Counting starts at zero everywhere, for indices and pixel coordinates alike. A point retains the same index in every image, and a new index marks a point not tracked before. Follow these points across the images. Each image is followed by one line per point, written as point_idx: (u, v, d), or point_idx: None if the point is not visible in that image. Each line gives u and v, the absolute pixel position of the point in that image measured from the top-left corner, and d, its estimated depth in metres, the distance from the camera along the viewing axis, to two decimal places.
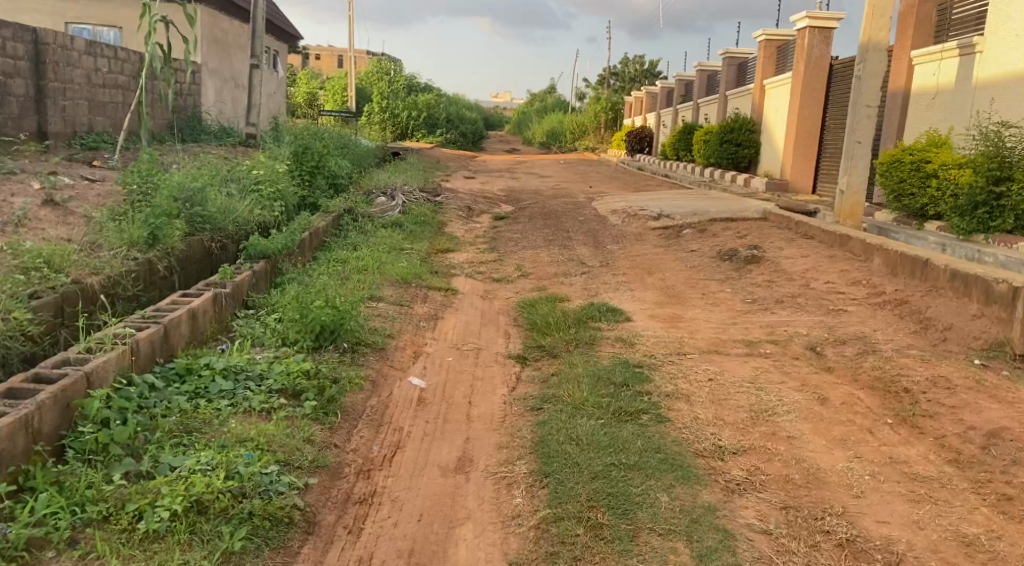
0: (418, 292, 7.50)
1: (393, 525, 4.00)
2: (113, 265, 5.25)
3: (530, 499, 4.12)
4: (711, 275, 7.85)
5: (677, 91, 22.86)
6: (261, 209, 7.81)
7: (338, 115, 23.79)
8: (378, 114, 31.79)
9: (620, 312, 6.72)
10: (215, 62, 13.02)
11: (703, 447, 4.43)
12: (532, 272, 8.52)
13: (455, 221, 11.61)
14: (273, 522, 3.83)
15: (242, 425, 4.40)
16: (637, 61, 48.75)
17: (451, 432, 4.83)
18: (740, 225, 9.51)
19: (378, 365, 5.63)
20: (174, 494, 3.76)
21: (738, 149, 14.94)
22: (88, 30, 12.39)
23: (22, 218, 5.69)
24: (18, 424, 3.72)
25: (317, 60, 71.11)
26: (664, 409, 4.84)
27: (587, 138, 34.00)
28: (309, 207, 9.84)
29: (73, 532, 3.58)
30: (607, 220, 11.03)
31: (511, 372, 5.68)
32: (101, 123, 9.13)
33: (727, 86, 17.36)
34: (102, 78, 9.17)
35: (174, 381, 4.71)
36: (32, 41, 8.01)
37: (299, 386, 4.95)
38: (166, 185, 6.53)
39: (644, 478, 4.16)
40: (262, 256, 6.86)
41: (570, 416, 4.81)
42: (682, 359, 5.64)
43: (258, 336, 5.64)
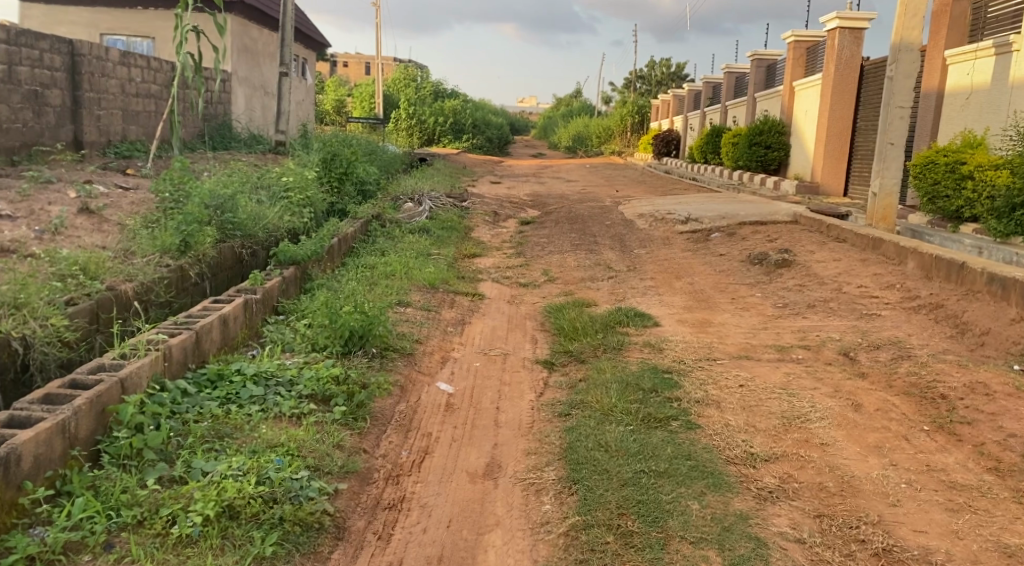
0: (446, 298, 7.51)
1: (422, 532, 4.00)
2: (146, 272, 5.31)
3: (559, 505, 4.11)
4: (740, 280, 7.80)
5: (705, 94, 22.77)
6: (291, 216, 7.87)
7: (365, 122, 23.92)
8: (406, 120, 31.96)
9: (648, 317, 6.69)
10: (245, 70, 13.16)
11: (734, 454, 4.40)
12: (559, 276, 8.50)
13: (482, 226, 11.63)
14: (304, 527, 3.85)
15: (273, 430, 4.44)
16: (664, 64, 48.59)
17: (480, 438, 4.83)
18: (769, 229, 9.45)
19: (406, 371, 5.65)
20: (206, 499, 3.79)
21: (767, 152, 14.84)
22: (122, 42, 12.57)
23: (59, 226, 5.78)
24: (55, 428, 3.76)
25: (345, 68, 71.69)
26: (694, 416, 4.80)
27: (614, 141, 33.90)
28: (338, 213, 9.90)
29: (108, 536, 3.61)
30: (634, 224, 11.00)
31: (539, 378, 5.67)
32: (134, 132, 9.26)
33: (755, 89, 17.27)
34: (136, 87, 9.30)
35: (206, 386, 4.75)
36: (68, 53, 8.13)
37: (328, 391, 4.98)
38: (198, 192, 6.60)
39: (674, 485, 4.13)
40: (292, 262, 6.89)
41: (599, 422, 4.79)
42: (713, 364, 5.60)
43: (288, 342, 5.67)
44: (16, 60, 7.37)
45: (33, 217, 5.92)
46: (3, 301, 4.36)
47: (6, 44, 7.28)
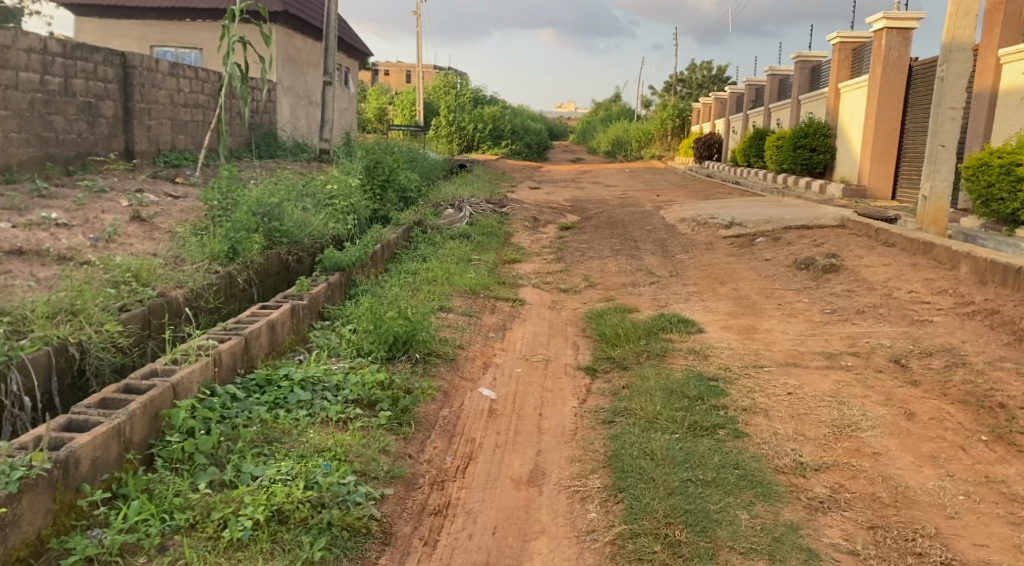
0: (487, 303, 7.54)
1: (467, 538, 4.02)
2: (195, 279, 5.39)
3: (605, 513, 4.10)
4: (786, 285, 7.72)
5: (747, 97, 22.59)
6: (335, 223, 7.95)
7: (407, 129, 24.08)
8: (446, 127, 32.16)
9: (692, 323, 6.64)
10: (290, 80, 13.34)
11: (783, 463, 4.35)
12: (601, 282, 8.48)
13: (522, 232, 11.64)
14: (351, 533, 3.88)
15: (320, 435, 4.48)
16: (704, 67, 48.28)
17: (524, 444, 4.83)
18: (815, 233, 9.34)
19: (449, 376, 5.67)
20: (256, 503, 3.84)
21: (812, 155, 14.67)
22: (171, 53, 12.83)
23: (112, 234, 5.90)
24: (112, 432, 3.82)
25: (386, 76, 72.34)
26: (741, 424, 4.76)
27: (654, 145, 33.73)
28: (381, 219, 9.99)
29: (163, 539, 3.66)
30: (676, 229, 10.94)
31: (582, 384, 5.65)
32: (182, 142, 9.44)
33: (799, 91, 17.09)
34: (184, 98, 9.47)
35: (255, 392, 4.82)
36: (120, 65, 8.30)
37: (374, 396, 5.02)
38: (246, 200, 6.69)
39: (722, 495, 4.10)
40: (337, 268, 6.95)
41: (644, 429, 4.77)
42: (759, 371, 5.55)
43: (334, 348, 5.72)
44: (72, 73, 7.54)
45: (87, 225, 6.05)
46: (61, 306, 4.44)
47: (63, 57, 7.45)
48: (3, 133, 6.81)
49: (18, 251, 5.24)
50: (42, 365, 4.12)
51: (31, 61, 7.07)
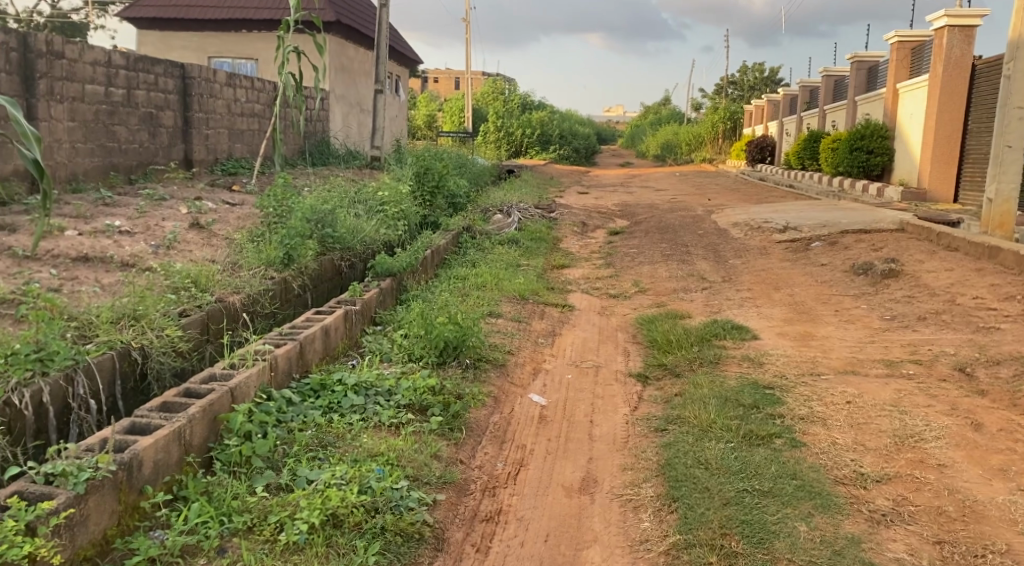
0: (537, 308, 7.53)
1: (520, 545, 4.01)
2: (252, 285, 5.48)
3: (659, 523, 4.06)
4: (844, 291, 7.59)
5: (800, 98, 22.32)
6: (387, 229, 8.01)
7: (456, 136, 24.20)
8: (494, 132, 32.25)
9: (746, 330, 6.55)
10: (342, 88, 13.50)
11: (843, 474, 4.27)
12: (651, 287, 8.42)
13: (570, 237, 11.64)
14: (404, 538, 3.89)
15: (373, 440, 4.52)
16: (755, 69, 47.76)
17: (575, 451, 4.81)
18: (873, 237, 9.17)
19: (500, 382, 5.68)
20: (311, 506, 3.86)
21: (869, 156, 14.42)
22: (228, 64, 13.08)
23: (172, 241, 6.02)
24: (172, 435, 3.88)
25: (434, 83, 72.89)
26: (799, 433, 4.69)
27: (705, 148, 33.41)
28: (431, 225, 10.05)
29: (221, 541, 3.69)
30: (728, 234, 10.82)
31: (633, 391, 5.61)
32: (239, 150, 9.63)
33: (855, 92, 16.83)
34: (241, 107, 9.65)
35: (309, 396, 4.87)
36: (180, 76, 8.47)
37: (425, 401, 5.05)
38: (300, 207, 6.78)
39: (780, 505, 4.03)
40: (389, 274, 7.00)
41: (698, 438, 4.72)
42: (816, 380, 5.46)
43: (386, 352, 5.76)
44: (135, 84, 7.72)
45: (148, 232, 6.19)
46: (124, 312, 4.54)
47: (126, 69, 7.63)
48: (70, 144, 6.98)
49: (84, 257, 5.36)
50: (107, 369, 4.20)
51: (96, 74, 7.24)
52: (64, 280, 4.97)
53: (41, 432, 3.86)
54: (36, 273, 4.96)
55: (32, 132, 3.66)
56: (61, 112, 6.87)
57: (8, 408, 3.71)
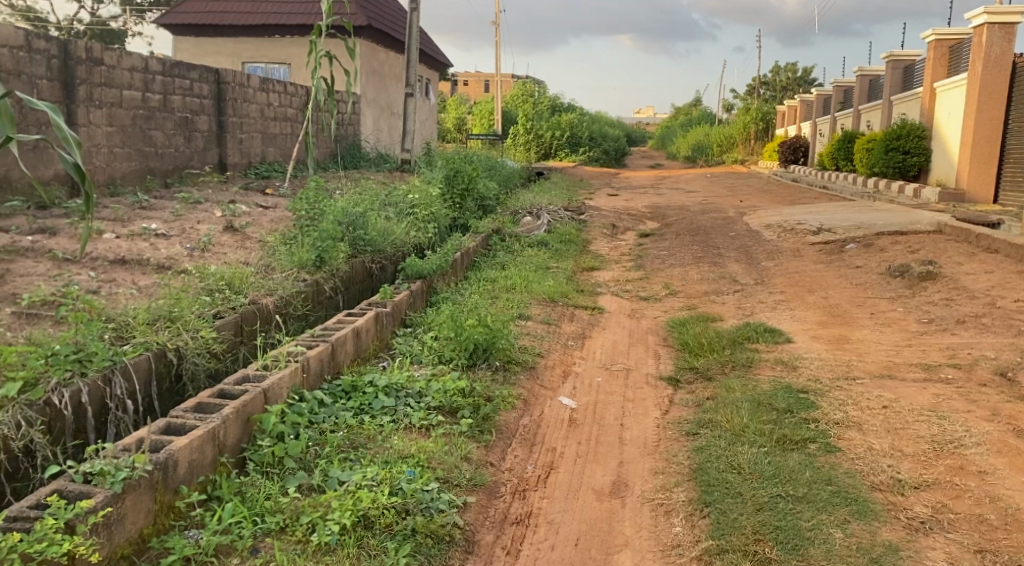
0: (566, 311, 7.52)
1: (550, 548, 4.00)
2: (285, 287, 5.52)
3: (691, 528, 4.03)
4: (880, 293, 7.50)
5: (834, 98, 22.11)
6: (417, 231, 8.04)
7: (486, 139, 24.28)
8: (524, 135, 32.14)
9: (780, 333, 6.49)
10: (373, 91, 13.58)
11: (880, 480, 4.22)
12: (682, 290, 8.37)
13: (600, 239, 11.61)
14: (435, 539, 3.88)
15: (404, 441, 4.53)
16: (789, 69, 47.42)
17: (605, 455, 4.79)
18: (909, 239, 9.06)
19: (529, 385, 5.67)
20: (343, 508, 3.87)
21: (905, 157, 14.24)
22: (262, 69, 13.19)
23: (207, 244, 6.09)
24: (207, 436, 3.91)
25: (464, 86, 73.13)
26: (834, 438, 4.63)
27: (737, 149, 33.10)
28: (460, 227, 10.06)
29: (254, 541, 3.71)
30: (760, 235, 10.73)
31: (664, 395, 5.58)
32: (272, 154, 9.73)
33: (891, 92, 16.65)
34: (274, 111, 9.75)
35: (340, 397, 4.90)
36: (214, 81, 8.57)
37: (455, 403, 5.06)
38: (332, 210, 6.82)
39: (815, 512, 3.98)
40: (418, 276, 7.02)
41: (730, 442, 4.67)
42: (852, 384, 5.39)
43: (416, 354, 5.78)
44: (170, 90, 7.82)
45: (184, 235, 6.26)
46: (160, 313, 4.59)
47: (162, 75, 7.73)
48: (108, 149, 7.07)
49: (122, 260, 5.43)
50: (143, 370, 4.24)
51: (134, 80, 7.33)
52: (102, 283, 5.03)
53: (80, 432, 3.90)
54: (76, 275, 5.03)
55: (72, 136, 3.69)
56: (99, 118, 6.97)
57: (49, 408, 3.76)
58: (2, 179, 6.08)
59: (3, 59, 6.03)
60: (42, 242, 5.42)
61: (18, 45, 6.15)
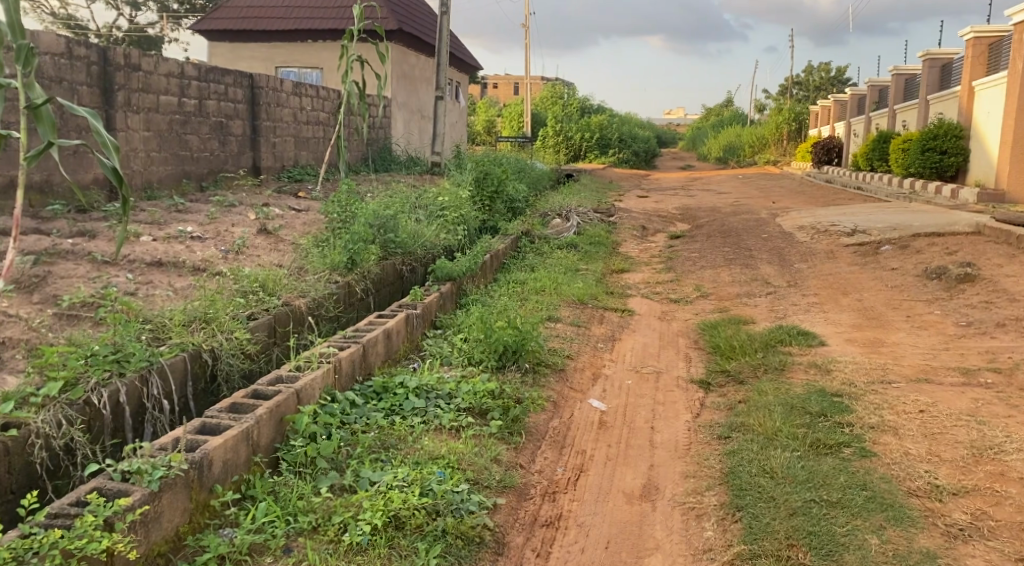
0: (596, 313, 7.50)
1: (580, 551, 3.99)
2: (318, 289, 5.56)
3: (722, 532, 4.00)
4: (917, 296, 7.40)
5: (869, 98, 21.87)
6: (446, 234, 8.06)
7: (515, 140, 24.39)
8: (553, 137, 32.57)
9: (814, 336, 6.42)
10: (404, 95, 13.64)
11: (917, 486, 4.16)
12: (713, 292, 8.32)
13: (630, 241, 11.56)
14: (465, 541, 3.89)
15: (434, 442, 4.55)
16: (822, 69, 46.98)
17: (635, 458, 4.77)
18: (947, 240, 8.93)
19: (559, 387, 5.66)
20: (374, 508, 3.89)
21: (943, 157, 14.07)
22: (294, 73, 13.29)
23: (241, 246, 6.15)
24: (241, 436, 3.95)
25: (494, 88, 73.37)
26: (869, 443, 4.57)
27: (769, 150, 32.92)
28: (489, 229, 10.07)
29: (287, 540, 3.73)
30: (793, 237, 10.63)
31: (695, 398, 5.55)
32: (304, 157, 9.82)
33: (927, 91, 16.44)
34: (306, 115, 9.83)
35: (372, 398, 4.92)
36: (249, 86, 8.66)
37: (485, 405, 5.07)
38: (363, 212, 6.85)
39: (849, 517, 3.94)
40: (448, 278, 7.03)
41: (763, 446, 4.63)
42: (887, 388, 5.32)
43: (446, 355, 5.80)
44: (205, 94, 7.91)
45: (218, 237, 6.33)
46: (196, 315, 4.63)
47: (198, 80, 7.82)
48: (145, 153, 7.17)
49: (158, 262, 5.50)
50: (179, 370, 4.29)
51: (170, 85, 7.42)
52: (139, 284, 5.10)
53: (118, 431, 3.95)
54: (114, 277, 5.10)
55: (111, 141, 3.85)
56: (137, 123, 7.06)
57: (88, 407, 3.81)
58: (43, 183, 6.19)
59: (45, 66, 6.13)
60: (81, 244, 5.49)
61: (60, 51, 6.26)
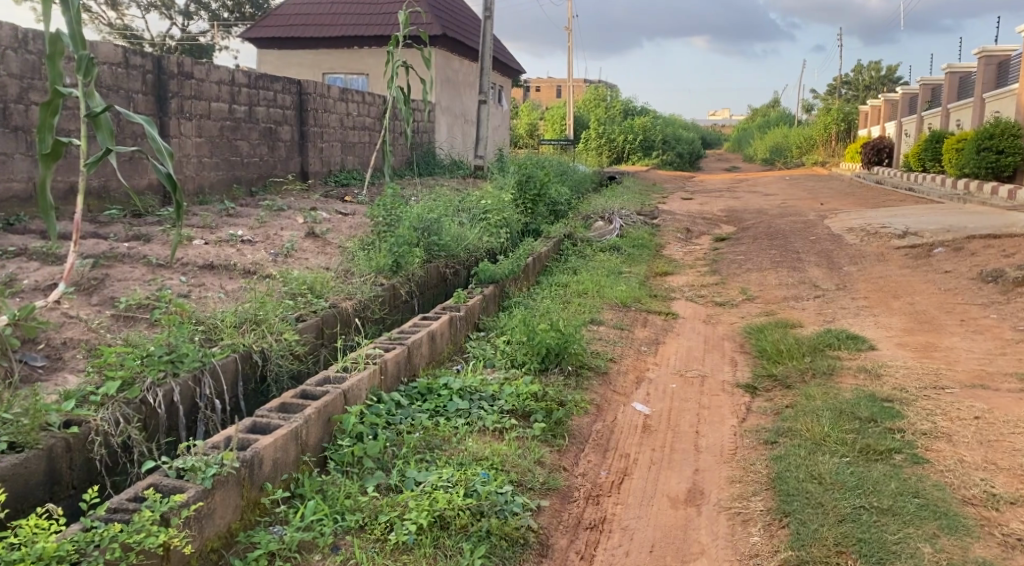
0: (639, 316, 7.49)
1: (624, 555, 4.00)
2: (364, 291, 5.63)
3: (769, 538, 3.98)
4: (971, 299, 7.27)
5: (921, 97, 21.51)
6: (489, 236, 8.11)
7: (556, 144, 24.44)
8: (596, 139, 32.62)
9: (863, 340, 6.35)
10: (448, 99, 13.74)
11: (972, 494, 4.10)
12: (759, 295, 8.25)
13: (674, 243, 11.52)
14: (510, 542, 3.92)
15: (478, 444, 4.59)
16: (872, 69, 46.30)
17: (680, 462, 4.76)
18: (1004, 242, 8.76)
19: (602, 390, 5.67)
20: (419, 508, 3.93)
21: (999, 157, 13.78)
22: (341, 79, 13.45)
23: (290, 250, 6.25)
24: (290, 435, 4.02)
25: (537, 92, 73.56)
26: (921, 449, 4.52)
27: (817, 152, 32.56)
28: (532, 233, 10.10)
29: (335, 538, 3.78)
30: (842, 239, 10.50)
31: (741, 403, 5.51)
32: (350, 162, 9.96)
33: (983, 89, 16.14)
34: (353, 120, 9.96)
35: (416, 399, 4.98)
36: (297, 92, 8.80)
37: (528, 408, 5.10)
38: (408, 215, 6.92)
39: (901, 525, 3.89)
40: (491, 280, 7.07)
41: (811, 451, 4.59)
42: (940, 393, 5.24)
43: (489, 358, 5.84)
44: (255, 101, 8.06)
45: (268, 241, 6.44)
46: (247, 316, 4.72)
47: (247, 87, 7.96)
48: (198, 158, 7.32)
49: (210, 265, 5.61)
50: (230, 371, 4.38)
51: (221, 92, 7.57)
52: (192, 287, 5.21)
53: (173, 430, 4.05)
54: (168, 280, 5.23)
55: (165, 148, 3.95)
56: (189, 129, 7.21)
57: (144, 406, 3.91)
58: (101, 189, 6.39)
59: (104, 75, 6.30)
60: (137, 248, 5.63)
61: (117, 61, 6.42)
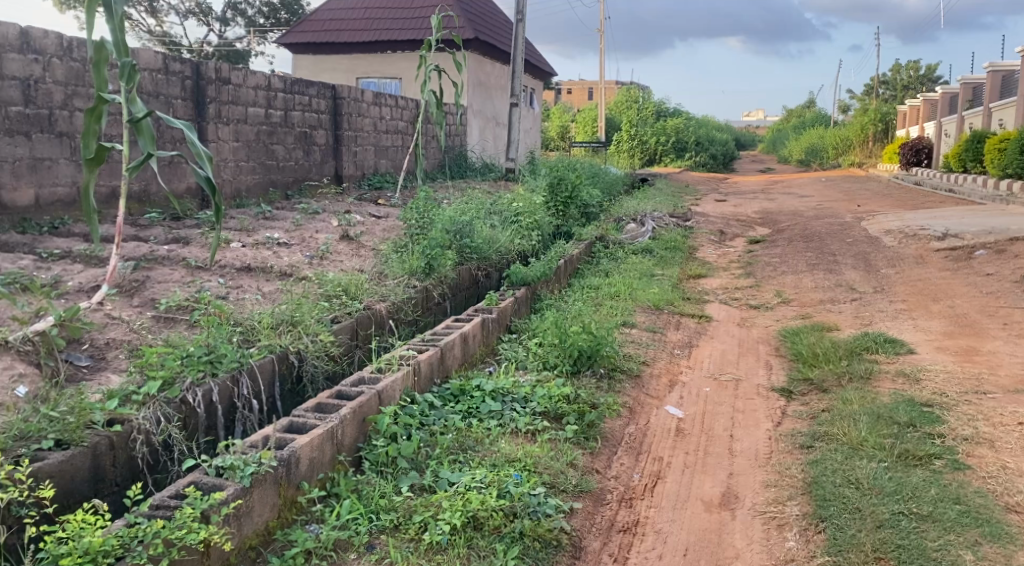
0: (672, 319, 7.47)
1: (658, 558, 4.00)
2: (397, 293, 5.68)
3: (805, 543, 3.96)
4: (1014, 303, 7.16)
5: (961, 97, 21.21)
6: (521, 239, 8.14)
7: (588, 146, 24.43)
8: (628, 141, 32.55)
9: (901, 344, 6.28)
10: (479, 102, 13.80)
11: (1015, 501, 4.05)
12: (795, 298, 8.20)
13: (708, 245, 11.48)
14: (543, 544, 3.93)
15: (511, 445, 4.62)
16: (911, 69, 45.68)
17: (714, 466, 4.75)
18: None
19: (634, 393, 5.67)
20: (453, 508, 3.96)
21: None
22: (375, 83, 13.56)
23: (325, 252, 6.33)
24: (325, 435, 4.07)
25: (568, 94, 73.54)
26: (962, 455, 4.47)
27: (853, 152, 32.21)
28: (564, 235, 10.11)
29: (370, 537, 3.82)
30: (880, 241, 10.39)
31: (776, 406, 5.48)
32: (383, 165, 10.04)
33: None
34: (386, 124, 10.04)
35: (450, 400, 5.02)
36: (331, 97, 8.90)
37: (561, 410, 5.12)
38: (441, 218, 6.96)
39: (941, 531, 3.86)
40: (523, 283, 7.10)
41: (847, 456, 4.56)
42: (982, 398, 5.18)
43: (521, 360, 5.86)
44: (291, 105, 8.16)
45: (303, 244, 6.52)
46: (283, 317, 4.79)
47: (283, 92, 8.07)
48: (235, 162, 7.43)
49: (248, 268, 5.70)
50: (268, 371, 4.45)
51: (258, 97, 7.67)
52: (230, 289, 5.29)
53: (211, 429, 4.13)
54: (206, 282, 5.31)
55: (205, 152, 4.04)
56: (227, 133, 7.32)
57: (184, 405, 3.98)
58: (141, 192, 6.51)
59: (145, 81, 6.41)
60: (176, 250, 5.73)
61: (157, 67, 6.54)
